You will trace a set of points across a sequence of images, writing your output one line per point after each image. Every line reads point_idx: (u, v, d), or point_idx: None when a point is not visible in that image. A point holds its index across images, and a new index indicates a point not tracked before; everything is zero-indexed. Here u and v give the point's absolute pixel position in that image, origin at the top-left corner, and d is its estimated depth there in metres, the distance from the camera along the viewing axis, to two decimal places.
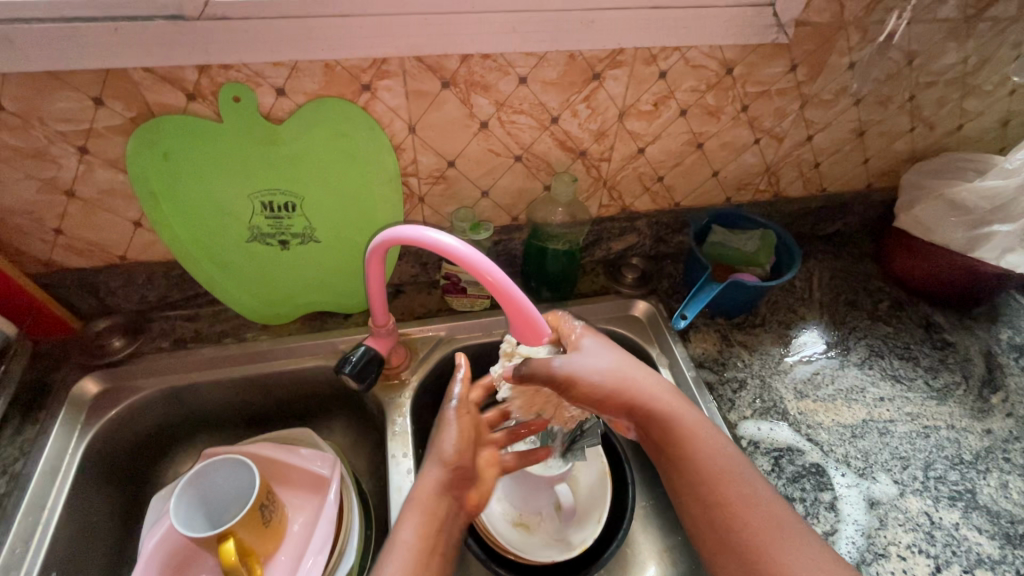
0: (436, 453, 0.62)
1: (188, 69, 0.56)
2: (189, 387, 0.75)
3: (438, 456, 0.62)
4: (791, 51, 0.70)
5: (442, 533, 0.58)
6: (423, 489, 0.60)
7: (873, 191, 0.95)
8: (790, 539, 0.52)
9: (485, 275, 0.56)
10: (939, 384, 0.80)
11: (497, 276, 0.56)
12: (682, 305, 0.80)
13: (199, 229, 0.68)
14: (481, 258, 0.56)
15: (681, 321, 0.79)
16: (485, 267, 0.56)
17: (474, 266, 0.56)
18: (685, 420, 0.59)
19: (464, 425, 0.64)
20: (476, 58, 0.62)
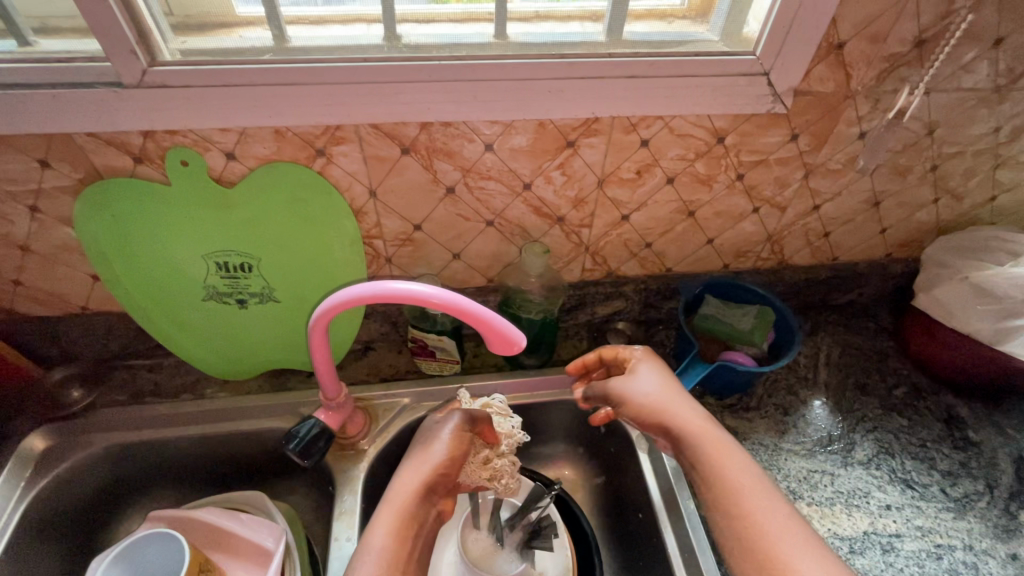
0: (423, 453, 0.60)
1: (132, 134, 0.54)
2: (142, 443, 0.73)
3: (426, 460, 0.59)
4: (791, 121, 0.64)
5: (416, 541, 0.55)
6: (404, 488, 0.57)
7: (892, 262, 0.86)
8: (804, 546, 0.47)
9: (463, 312, 0.51)
10: (958, 494, 0.71)
11: (475, 312, 0.51)
12: None
13: (153, 287, 0.66)
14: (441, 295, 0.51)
15: None
16: (461, 304, 0.51)
17: (447, 306, 0.51)
18: (709, 439, 0.56)
19: (460, 440, 0.61)
20: (437, 125, 0.58)
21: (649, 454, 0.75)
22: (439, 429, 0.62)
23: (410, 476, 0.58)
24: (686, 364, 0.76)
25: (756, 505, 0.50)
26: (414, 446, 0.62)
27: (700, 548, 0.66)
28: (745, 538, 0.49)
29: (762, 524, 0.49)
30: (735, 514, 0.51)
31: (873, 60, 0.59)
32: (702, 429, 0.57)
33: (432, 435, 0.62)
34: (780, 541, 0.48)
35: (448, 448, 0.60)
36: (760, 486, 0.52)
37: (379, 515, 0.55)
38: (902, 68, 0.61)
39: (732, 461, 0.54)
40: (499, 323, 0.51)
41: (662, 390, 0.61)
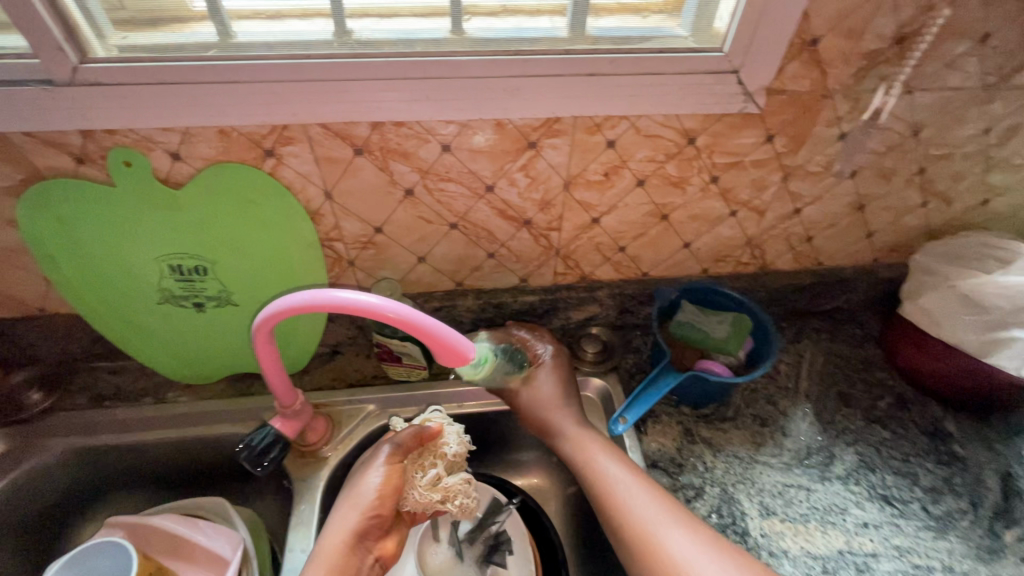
0: (354, 497, 0.58)
1: (71, 134, 0.52)
2: (101, 448, 0.72)
3: (356, 501, 0.57)
4: (765, 121, 0.61)
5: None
6: (334, 537, 0.55)
7: (881, 267, 0.83)
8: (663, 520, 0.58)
9: (428, 336, 0.49)
10: (940, 512, 0.68)
11: (447, 340, 0.49)
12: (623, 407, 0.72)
13: (105, 289, 0.64)
14: (370, 303, 0.48)
15: (619, 425, 0.71)
16: (429, 328, 0.49)
17: (418, 330, 0.49)
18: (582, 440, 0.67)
19: (392, 477, 0.59)
20: (390, 125, 0.55)
21: None
22: (368, 468, 0.59)
23: (338, 527, 0.56)
24: (657, 373, 0.74)
25: (633, 502, 0.60)
26: (343, 492, 0.59)
27: None
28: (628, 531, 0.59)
29: (636, 512, 0.59)
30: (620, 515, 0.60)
31: (850, 57, 0.56)
32: (586, 436, 0.67)
33: (361, 476, 0.59)
34: (654, 525, 0.58)
35: (379, 488, 0.58)
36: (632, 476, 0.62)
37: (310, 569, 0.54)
38: (882, 66, 0.57)
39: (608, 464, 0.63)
40: (464, 354, 0.51)
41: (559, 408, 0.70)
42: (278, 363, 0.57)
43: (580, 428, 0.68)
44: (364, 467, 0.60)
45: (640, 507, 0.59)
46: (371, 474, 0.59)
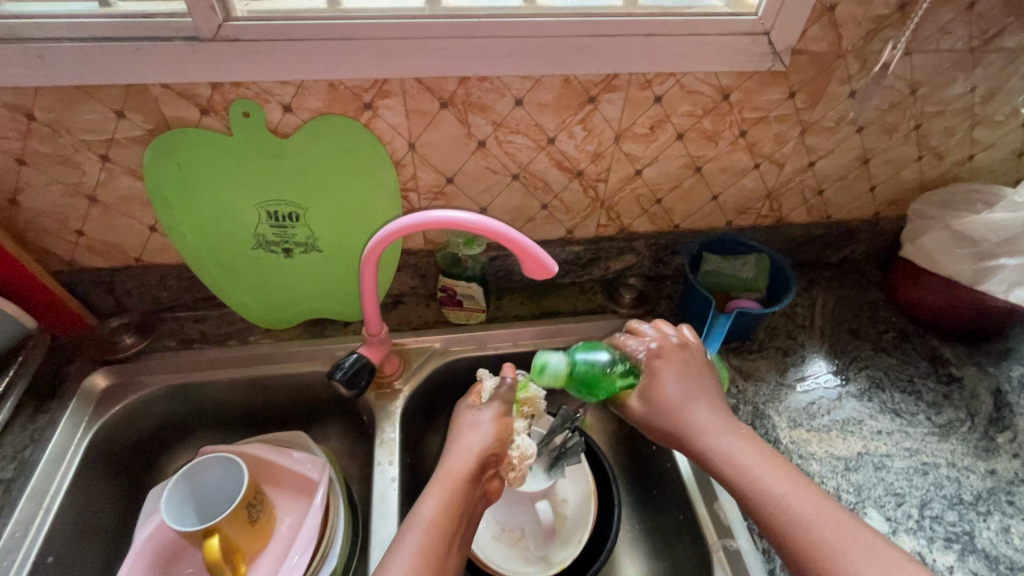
0: (469, 435, 0.65)
1: (202, 85, 0.60)
2: (193, 384, 0.79)
3: (473, 439, 0.65)
4: (789, 79, 0.71)
5: (465, 511, 0.59)
6: (457, 462, 0.62)
7: (881, 220, 0.94)
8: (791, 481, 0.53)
9: (520, 249, 0.57)
10: (942, 420, 0.78)
11: (535, 254, 0.58)
12: None
13: (209, 234, 0.72)
14: (488, 220, 0.57)
15: None
16: (521, 242, 0.57)
17: (514, 244, 0.57)
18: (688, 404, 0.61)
19: (503, 421, 0.67)
20: (473, 80, 0.64)
21: None
22: (484, 416, 0.68)
23: (460, 459, 0.62)
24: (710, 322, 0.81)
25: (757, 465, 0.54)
26: (459, 434, 0.66)
27: None
28: (767, 513, 0.51)
29: (778, 495, 0.51)
30: (757, 495, 0.52)
31: (861, 21, 0.66)
32: (704, 407, 0.61)
33: (474, 421, 0.67)
34: (803, 512, 0.50)
35: (492, 428, 0.66)
36: (768, 457, 0.55)
37: (431, 490, 0.60)
38: (887, 30, 0.68)
39: (722, 428, 0.59)
40: (548, 269, 0.59)
41: (689, 390, 0.62)
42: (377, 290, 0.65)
43: (711, 412, 0.60)
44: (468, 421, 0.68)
45: (783, 490, 0.52)
46: (484, 421, 0.67)
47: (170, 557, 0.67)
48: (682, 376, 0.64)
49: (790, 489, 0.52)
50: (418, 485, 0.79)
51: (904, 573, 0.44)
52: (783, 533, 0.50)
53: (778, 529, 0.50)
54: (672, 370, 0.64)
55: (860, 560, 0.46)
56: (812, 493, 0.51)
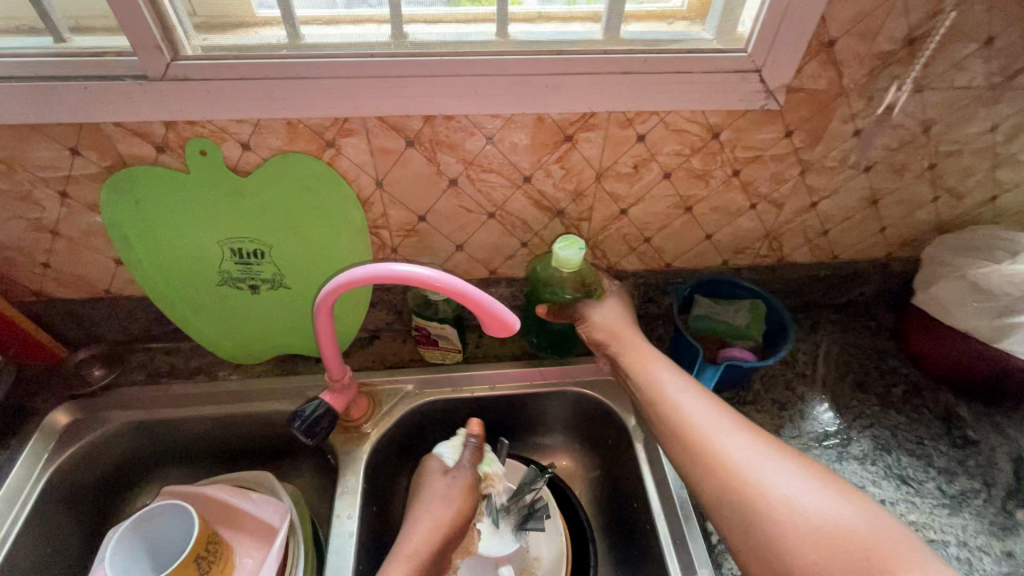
0: (434, 505, 0.64)
1: (156, 124, 0.58)
2: (157, 421, 0.76)
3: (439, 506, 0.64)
4: (785, 117, 0.65)
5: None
6: (422, 534, 0.62)
7: (893, 262, 0.87)
8: (719, 423, 0.61)
9: (478, 305, 0.54)
10: (953, 491, 0.71)
11: (494, 310, 0.54)
12: None
13: (172, 270, 0.70)
14: (446, 277, 0.54)
15: None
16: (480, 299, 0.53)
17: (470, 299, 0.54)
18: (640, 354, 0.70)
19: (470, 492, 0.67)
20: (440, 119, 0.61)
21: (646, 446, 0.76)
22: (452, 485, 0.66)
23: (427, 532, 0.62)
24: (698, 371, 0.75)
25: (691, 408, 0.63)
26: (426, 500, 0.65)
27: (692, 536, 0.67)
28: (671, 425, 0.63)
29: (680, 405, 0.64)
30: (665, 408, 0.64)
31: (864, 57, 0.61)
32: (654, 360, 0.69)
33: (436, 488, 0.66)
34: (699, 420, 0.61)
35: (457, 498, 0.65)
36: (687, 386, 0.66)
37: (393, 562, 0.60)
38: (893, 67, 0.62)
39: (667, 376, 0.67)
40: (509, 325, 0.55)
41: (618, 323, 0.74)
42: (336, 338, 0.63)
43: (635, 340, 0.72)
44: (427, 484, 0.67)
45: (684, 402, 0.64)
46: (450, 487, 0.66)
47: None
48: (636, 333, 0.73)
49: (689, 402, 0.63)
50: (383, 535, 0.76)
51: (803, 491, 0.53)
52: (706, 461, 0.58)
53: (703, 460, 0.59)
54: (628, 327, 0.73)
55: (768, 482, 0.55)
56: (708, 404, 0.63)
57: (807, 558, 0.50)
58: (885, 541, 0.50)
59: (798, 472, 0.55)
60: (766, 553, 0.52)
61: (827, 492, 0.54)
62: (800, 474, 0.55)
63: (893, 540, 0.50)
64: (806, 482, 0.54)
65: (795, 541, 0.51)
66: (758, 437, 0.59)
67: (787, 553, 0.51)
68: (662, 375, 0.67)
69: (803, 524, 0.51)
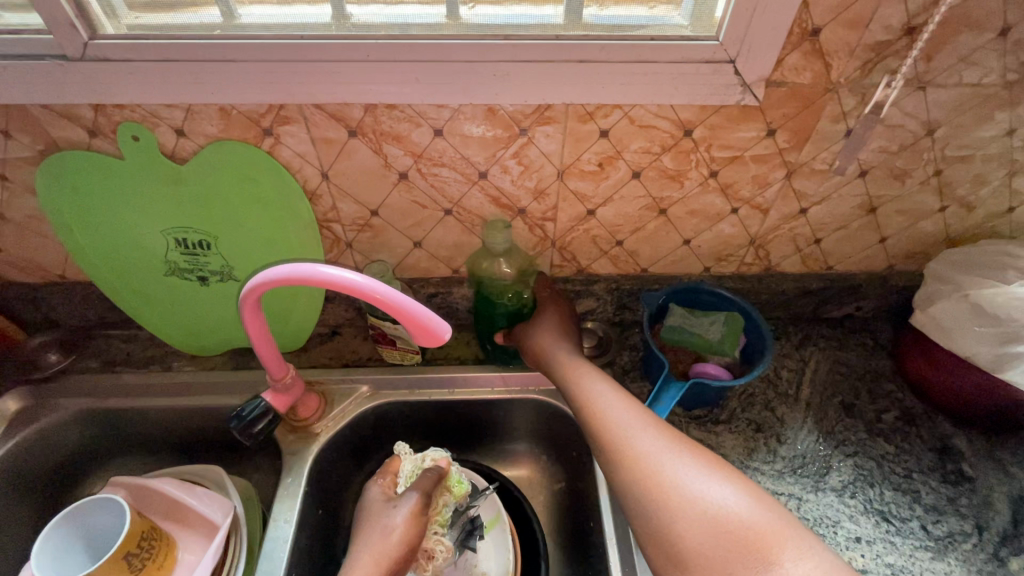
0: (376, 538, 0.60)
1: (83, 107, 0.55)
2: (108, 410, 0.75)
3: (381, 541, 0.60)
4: (766, 114, 0.59)
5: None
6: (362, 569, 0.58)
7: (895, 275, 0.80)
8: (633, 424, 0.57)
9: (404, 314, 0.49)
10: (940, 532, 0.64)
11: (422, 318, 0.50)
12: None
13: (116, 259, 0.68)
14: (370, 285, 0.49)
15: None
16: (407, 307, 0.49)
17: (395, 308, 0.49)
18: (565, 359, 0.68)
19: (415, 521, 0.61)
20: (382, 107, 0.56)
21: None
22: (393, 514, 0.62)
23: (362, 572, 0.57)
24: (661, 386, 0.69)
25: (608, 411, 0.60)
26: (366, 534, 0.61)
27: (641, 563, 0.63)
28: (593, 431, 0.59)
29: (602, 408, 0.60)
30: (590, 414, 0.61)
31: (854, 48, 0.54)
32: (579, 365, 0.66)
33: (381, 520, 0.62)
34: (618, 424, 0.58)
35: (399, 531, 0.61)
36: (608, 389, 0.62)
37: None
38: (890, 59, 0.55)
39: (589, 379, 0.64)
40: (439, 334, 0.51)
41: (549, 331, 0.71)
42: (269, 338, 0.60)
43: (566, 350, 0.69)
44: (369, 515, 0.63)
45: (608, 406, 0.60)
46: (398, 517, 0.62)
47: None
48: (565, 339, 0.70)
49: (610, 406, 0.60)
50: (330, 539, 0.73)
51: (712, 487, 0.49)
52: (619, 464, 0.55)
53: (615, 462, 0.55)
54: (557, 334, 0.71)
55: (676, 479, 0.51)
56: (624, 404, 0.60)
57: (711, 562, 0.46)
58: (791, 540, 0.46)
59: (709, 471, 0.51)
60: (675, 559, 0.47)
61: (739, 492, 0.49)
62: (713, 475, 0.51)
63: (799, 539, 0.46)
64: (719, 483, 0.50)
65: (698, 543, 0.47)
66: (671, 436, 0.55)
67: (691, 555, 0.46)
68: (585, 378, 0.65)
69: (709, 524, 0.47)
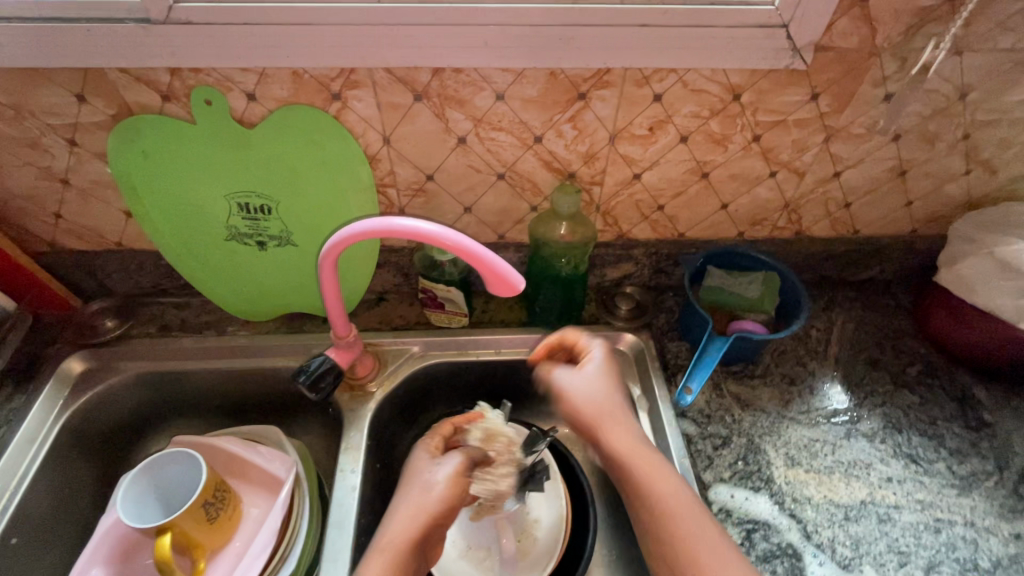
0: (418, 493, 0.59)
1: (161, 71, 0.57)
2: (168, 373, 0.78)
3: (423, 494, 0.59)
4: (812, 79, 0.62)
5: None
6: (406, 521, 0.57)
7: (918, 238, 0.84)
8: (702, 521, 0.54)
9: (480, 262, 0.52)
10: (964, 472, 0.69)
11: (497, 266, 0.53)
12: (687, 375, 0.74)
13: (180, 224, 0.70)
14: (446, 232, 0.52)
15: (686, 396, 0.73)
16: (483, 255, 0.52)
17: (473, 257, 0.53)
18: (617, 426, 0.61)
19: (456, 480, 0.61)
20: (449, 71, 0.59)
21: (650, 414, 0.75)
22: (435, 472, 0.61)
23: (403, 523, 0.56)
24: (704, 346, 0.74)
25: (670, 492, 0.56)
26: (406, 488, 0.60)
27: None
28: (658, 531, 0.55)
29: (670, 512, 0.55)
30: (655, 514, 0.55)
31: (898, 14, 0.57)
32: (630, 437, 0.60)
33: (423, 475, 0.61)
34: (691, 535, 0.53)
35: (442, 486, 0.60)
36: (665, 466, 0.58)
37: (369, 557, 0.55)
38: (930, 25, 0.58)
39: (643, 453, 0.59)
40: (513, 284, 0.54)
41: (598, 387, 0.63)
42: (336, 291, 0.62)
43: (616, 415, 0.62)
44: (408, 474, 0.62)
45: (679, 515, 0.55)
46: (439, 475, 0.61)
47: (131, 547, 0.68)
48: (614, 399, 0.63)
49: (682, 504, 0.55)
50: (386, 492, 0.77)
51: None
52: None
53: None
54: (604, 389, 0.63)
55: None
56: (685, 493, 0.56)
57: None
58: None
59: None
60: None
61: None
62: None
63: None
64: None
65: None
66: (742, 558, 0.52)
67: None
68: (638, 450, 0.59)
69: None
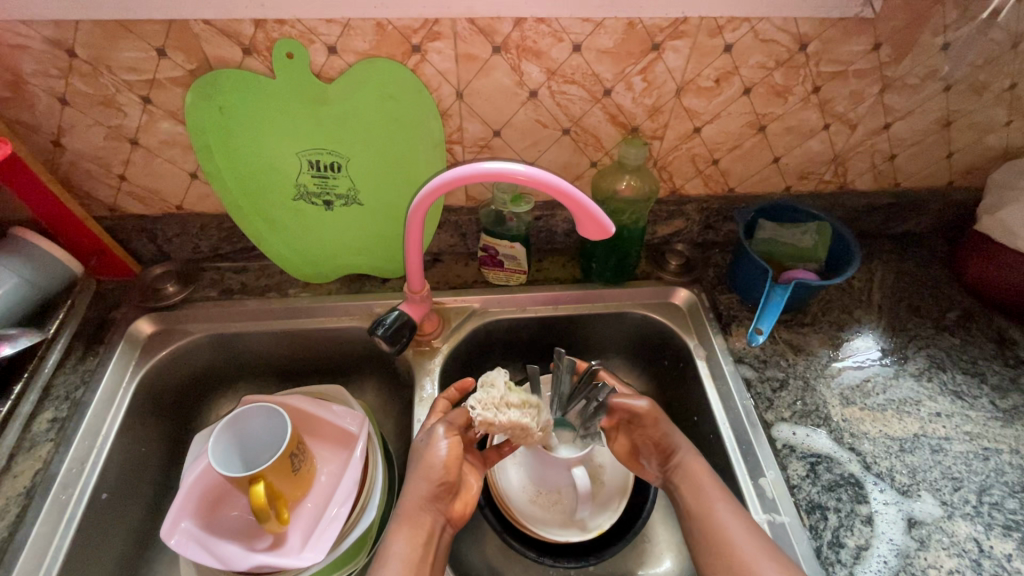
0: (422, 470, 0.61)
1: (246, 23, 0.58)
2: (233, 335, 0.79)
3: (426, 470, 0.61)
4: (875, 28, 0.65)
5: (434, 546, 0.58)
6: (414, 494, 0.59)
7: (955, 190, 0.87)
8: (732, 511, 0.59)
9: (572, 204, 0.54)
10: (1007, 405, 0.74)
11: (589, 210, 0.54)
12: (757, 318, 0.77)
13: (250, 183, 0.71)
14: (539, 176, 0.54)
15: (758, 335, 0.76)
16: (574, 197, 0.54)
17: (568, 201, 0.54)
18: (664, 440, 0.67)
19: (455, 449, 0.62)
20: (531, 21, 0.60)
21: (707, 362, 0.77)
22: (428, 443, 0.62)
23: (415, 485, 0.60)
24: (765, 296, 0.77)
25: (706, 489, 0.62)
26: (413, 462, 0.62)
27: (758, 442, 0.69)
28: (714, 545, 0.58)
29: (728, 529, 0.58)
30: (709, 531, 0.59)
31: None
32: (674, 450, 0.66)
33: (429, 449, 0.62)
34: (746, 551, 0.56)
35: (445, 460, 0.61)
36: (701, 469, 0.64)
37: (397, 527, 0.58)
38: None
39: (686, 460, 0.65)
40: (604, 228, 0.56)
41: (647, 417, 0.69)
42: (422, 241, 0.64)
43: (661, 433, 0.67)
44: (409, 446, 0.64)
45: (729, 525, 0.58)
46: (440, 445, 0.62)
47: (215, 498, 0.70)
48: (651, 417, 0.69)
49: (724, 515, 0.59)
50: None
51: None
52: None
53: None
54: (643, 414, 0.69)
55: None
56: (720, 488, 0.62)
57: None
58: None
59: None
60: None
61: None
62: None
63: None
64: None
65: None
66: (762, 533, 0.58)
67: None
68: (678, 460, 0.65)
69: None
